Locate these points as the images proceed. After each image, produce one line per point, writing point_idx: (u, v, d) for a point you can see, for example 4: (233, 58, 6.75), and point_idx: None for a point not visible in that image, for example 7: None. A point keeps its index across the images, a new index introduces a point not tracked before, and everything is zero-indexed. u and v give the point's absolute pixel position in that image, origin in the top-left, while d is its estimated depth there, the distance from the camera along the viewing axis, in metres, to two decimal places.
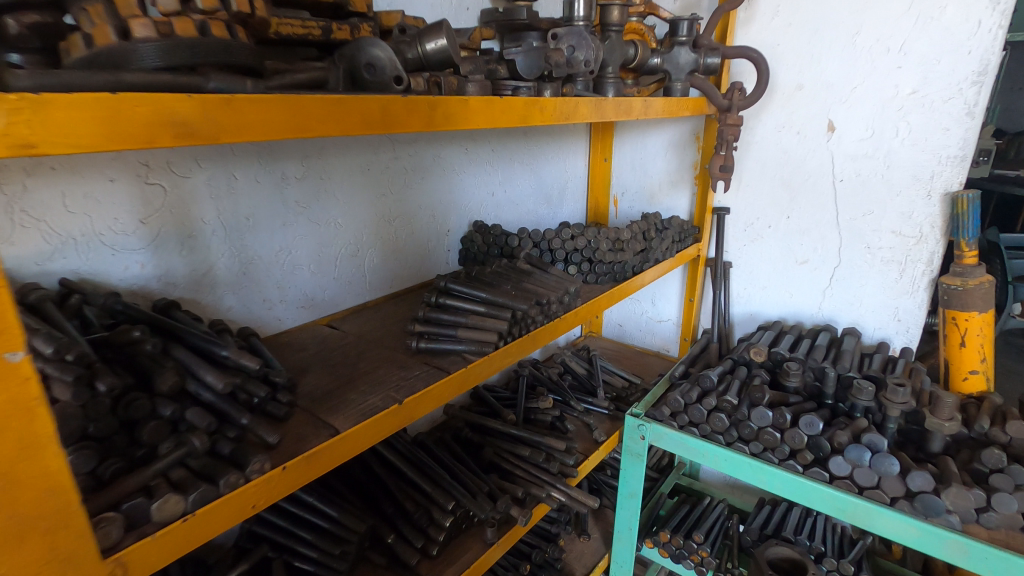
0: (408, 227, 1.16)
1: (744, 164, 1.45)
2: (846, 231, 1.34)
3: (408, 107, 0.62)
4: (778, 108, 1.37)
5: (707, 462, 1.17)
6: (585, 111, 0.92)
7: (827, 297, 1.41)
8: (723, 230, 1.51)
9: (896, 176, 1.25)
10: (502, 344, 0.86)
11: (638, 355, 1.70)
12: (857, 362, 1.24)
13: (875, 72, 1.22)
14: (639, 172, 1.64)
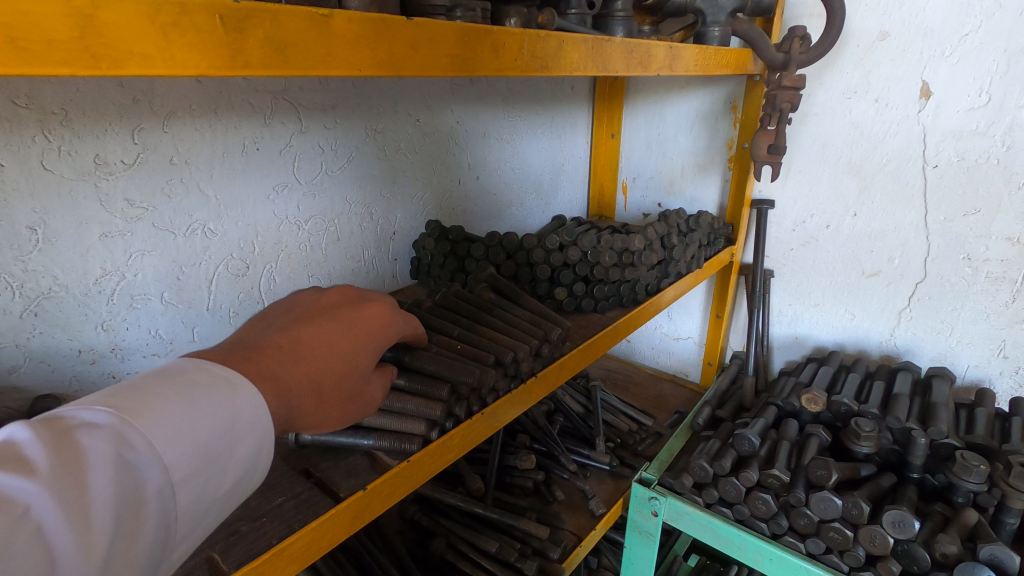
0: (331, 231, 0.83)
1: (797, 143, 1.09)
2: (937, 235, 0.99)
3: (158, 16, 0.28)
4: (849, 66, 1.00)
5: (744, 558, 0.85)
6: (575, 57, 0.56)
7: (902, 321, 1.07)
8: (764, 229, 1.16)
9: (1020, 162, 0.89)
10: (435, 436, 0.53)
11: (649, 381, 1.37)
12: (953, 419, 0.90)
13: (999, 11, 0.86)
14: (656, 151, 1.29)
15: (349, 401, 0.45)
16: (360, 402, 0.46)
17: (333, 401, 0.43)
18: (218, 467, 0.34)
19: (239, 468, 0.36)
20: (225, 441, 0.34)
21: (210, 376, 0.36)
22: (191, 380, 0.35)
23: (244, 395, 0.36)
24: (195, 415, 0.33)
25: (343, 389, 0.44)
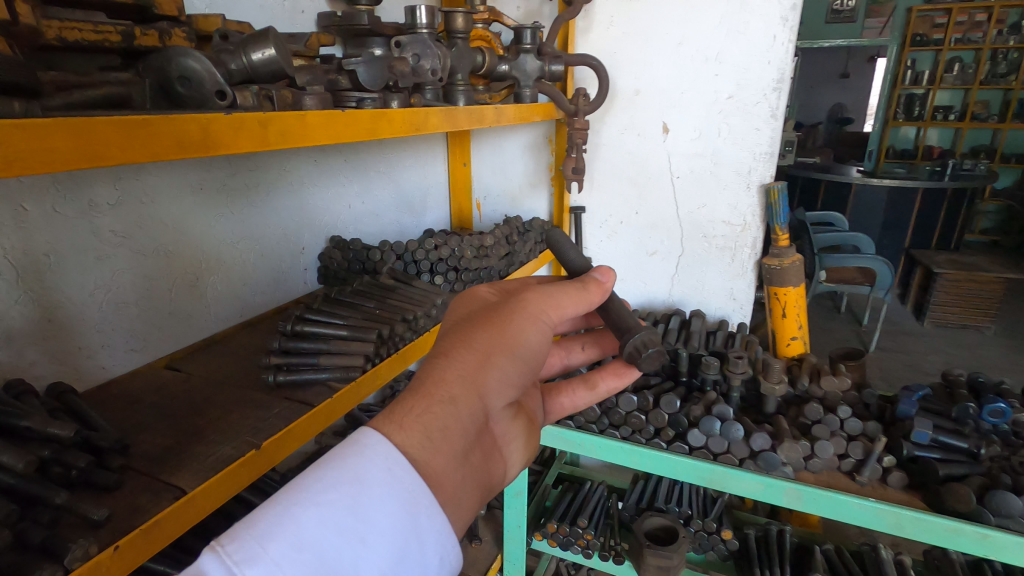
0: (256, 249, 1.07)
1: (595, 165, 1.54)
2: (685, 223, 1.48)
3: (234, 125, 0.56)
4: (619, 112, 1.47)
5: (584, 450, 1.23)
6: (437, 120, 0.90)
7: (675, 284, 1.55)
8: (581, 228, 1.59)
9: (722, 172, 1.41)
10: (371, 366, 0.83)
11: None
12: (704, 341, 1.37)
13: (697, 79, 1.37)
14: (499, 175, 1.67)
15: (479, 324, 0.57)
16: (494, 311, 0.58)
17: (460, 340, 0.56)
18: (360, 549, 0.42)
19: (373, 546, 0.43)
20: (357, 521, 0.43)
21: (340, 465, 0.46)
22: (323, 478, 0.45)
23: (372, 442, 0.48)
24: (313, 514, 0.42)
25: (460, 330, 0.57)
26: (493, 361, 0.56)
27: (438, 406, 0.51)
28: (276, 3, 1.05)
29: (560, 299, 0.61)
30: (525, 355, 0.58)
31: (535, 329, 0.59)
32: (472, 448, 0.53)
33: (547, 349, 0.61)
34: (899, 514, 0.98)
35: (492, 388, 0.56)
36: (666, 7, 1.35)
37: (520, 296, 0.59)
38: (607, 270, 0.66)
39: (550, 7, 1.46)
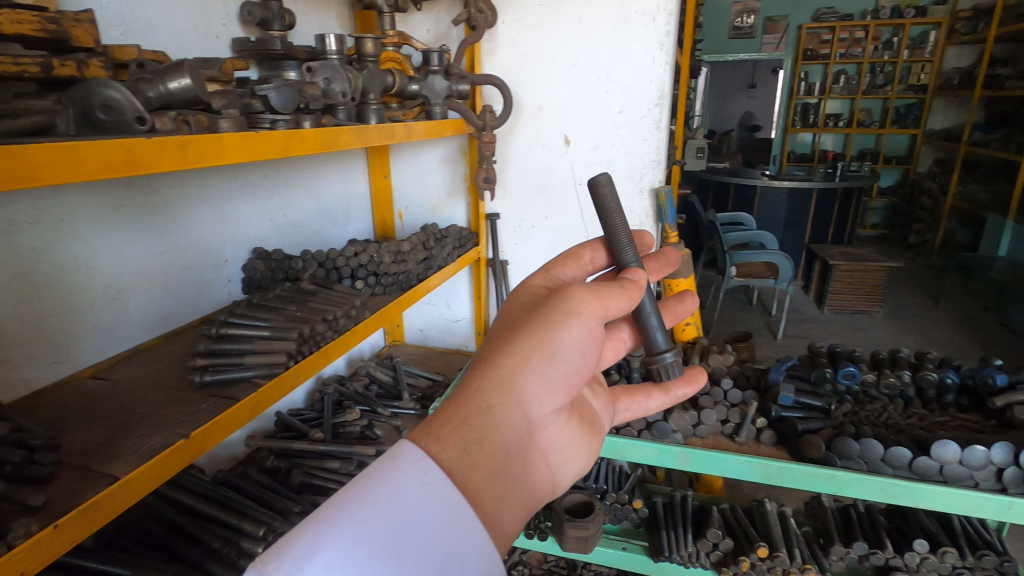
0: (179, 261, 1.12)
1: (506, 175, 1.67)
2: (589, 225, 1.64)
3: (154, 147, 0.64)
4: (526, 126, 1.61)
5: None
6: (348, 138, 1.00)
7: None
8: (496, 233, 1.71)
9: (618, 179, 1.58)
10: (293, 363, 0.90)
11: (440, 355, 1.83)
12: None
13: (591, 96, 1.53)
14: (418, 185, 1.77)
15: (520, 326, 0.53)
16: (535, 311, 0.55)
17: (499, 345, 0.53)
18: (397, 568, 0.40)
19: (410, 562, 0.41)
20: (395, 538, 0.41)
21: (378, 478, 0.44)
22: (363, 490, 0.44)
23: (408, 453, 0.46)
24: (349, 532, 0.40)
25: (500, 335, 0.54)
26: (532, 367, 0.52)
27: (474, 418, 0.48)
28: (190, 29, 1.11)
29: (603, 298, 0.56)
30: (568, 359, 0.54)
31: (581, 329, 0.55)
32: (514, 461, 0.50)
33: (594, 352, 0.56)
34: (768, 465, 1.15)
35: (533, 396, 0.52)
36: (561, 31, 1.50)
37: (561, 295, 0.55)
38: (637, 270, 0.63)
39: (458, 31, 1.58)
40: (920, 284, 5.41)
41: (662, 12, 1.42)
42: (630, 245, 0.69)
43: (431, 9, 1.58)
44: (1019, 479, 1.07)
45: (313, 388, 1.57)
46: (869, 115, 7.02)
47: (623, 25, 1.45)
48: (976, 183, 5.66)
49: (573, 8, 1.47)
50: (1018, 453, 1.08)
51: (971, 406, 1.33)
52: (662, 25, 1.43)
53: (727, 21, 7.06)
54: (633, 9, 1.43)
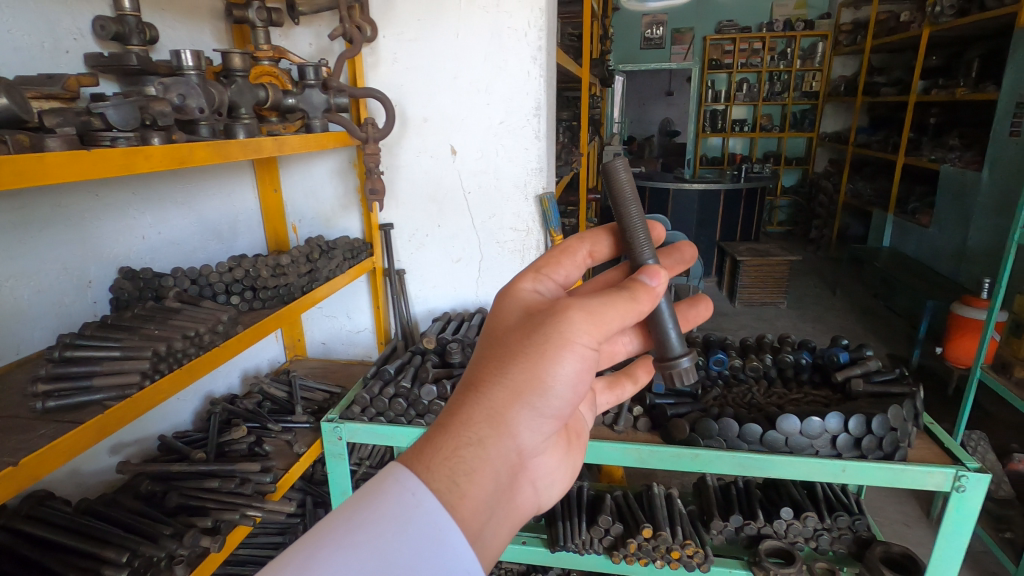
0: (30, 285, 1.07)
1: (397, 185, 1.69)
2: (480, 231, 1.70)
3: None
4: (412, 137, 1.64)
5: (395, 441, 1.38)
6: (205, 153, 1.00)
7: (479, 285, 1.75)
8: (391, 243, 1.73)
9: (504, 186, 1.64)
10: (148, 383, 0.89)
11: (342, 367, 1.82)
12: None
13: (473, 108, 1.59)
14: (311, 198, 1.76)
15: (517, 355, 0.57)
16: (531, 336, 0.57)
17: (493, 373, 0.56)
18: None
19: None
20: (384, 555, 0.44)
21: (369, 499, 0.47)
22: (355, 509, 0.47)
23: (400, 477, 0.49)
24: (340, 549, 0.43)
25: (495, 357, 0.57)
26: (523, 400, 0.56)
27: (466, 449, 0.52)
28: (33, 44, 1.07)
29: (600, 327, 0.58)
30: (557, 391, 0.58)
31: (573, 357, 0.58)
32: (505, 488, 0.55)
33: (583, 381, 0.60)
34: (640, 450, 1.23)
35: (523, 428, 0.56)
36: (439, 46, 1.55)
37: (559, 322, 0.57)
38: (657, 271, 0.65)
39: (339, 44, 1.59)
40: (820, 275, 5.85)
41: (532, 28, 1.50)
42: (646, 242, 0.77)
43: (311, 23, 1.59)
44: (848, 444, 1.22)
45: (202, 409, 1.53)
46: (771, 120, 7.55)
47: (498, 40, 1.52)
48: (863, 182, 6.20)
49: (449, 23, 1.53)
50: (847, 420, 1.22)
51: (817, 378, 1.48)
52: (534, 40, 1.51)
53: (639, 33, 7.51)
54: (506, 25, 1.50)
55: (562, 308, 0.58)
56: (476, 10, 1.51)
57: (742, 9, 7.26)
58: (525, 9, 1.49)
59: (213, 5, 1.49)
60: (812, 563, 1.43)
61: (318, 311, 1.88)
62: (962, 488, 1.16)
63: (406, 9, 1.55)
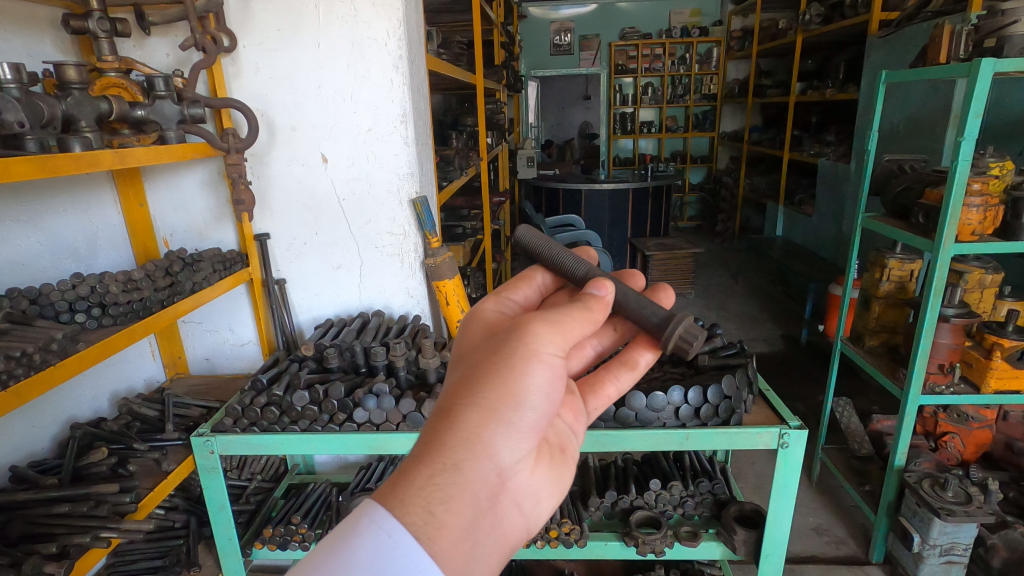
0: None
1: (270, 195, 1.69)
2: (358, 238, 1.72)
3: None
4: (282, 146, 1.65)
5: (269, 449, 1.38)
6: (25, 167, 0.96)
7: (362, 290, 1.78)
8: (268, 253, 1.72)
9: (378, 192, 1.67)
10: None
11: (226, 382, 1.79)
12: (379, 335, 1.62)
13: (340, 116, 1.61)
14: (180, 212, 1.72)
15: (483, 377, 0.62)
16: (494, 356, 0.63)
17: (463, 400, 0.61)
18: None
19: None
20: None
21: (349, 542, 0.53)
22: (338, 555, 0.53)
23: (378, 516, 0.54)
24: None
25: (464, 383, 0.63)
26: (498, 417, 0.61)
27: (444, 475, 0.57)
28: None
29: (558, 336, 0.65)
30: (530, 403, 0.63)
31: (541, 370, 0.64)
32: (485, 509, 0.59)
33: (555, 389, 0.66)
34: None
35: (499, 445, 0.61)
36: (301, 55, 1.57)
37: (521, 338, 0.64)
38: (604, 282, 0.74)
39: (196, 54, 1.57)
40: (724, 266, 6.24)
41: (392, 37, 1.55)
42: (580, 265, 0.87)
43: (165, 33, 1.56)
44: (690, 414, 1.34)
45: (63, 435, 1.46)
46: (676, 121, 7.96)
47: (359, 50, 1.56)
48: (758, 177, 6.67)
49: (309, 33, 1.55)
50: (687, 391, 1.33)
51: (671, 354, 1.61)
52: (394, 49, 1.55)
53: (548, 40, 7.72)
54: (366, 35, 1.54)
55: (523, 326, 0.64)
56: (335, 20, 1.54)
57: (643, 16, 7.60)
58: (384, 19, 1.54)
59: (53, 16, 1.44)
60: (678, 527, 1.56)
61: (197, 326, 1.83)
62: (787, 445, 1.31)
63: (265, 19, 1.55)
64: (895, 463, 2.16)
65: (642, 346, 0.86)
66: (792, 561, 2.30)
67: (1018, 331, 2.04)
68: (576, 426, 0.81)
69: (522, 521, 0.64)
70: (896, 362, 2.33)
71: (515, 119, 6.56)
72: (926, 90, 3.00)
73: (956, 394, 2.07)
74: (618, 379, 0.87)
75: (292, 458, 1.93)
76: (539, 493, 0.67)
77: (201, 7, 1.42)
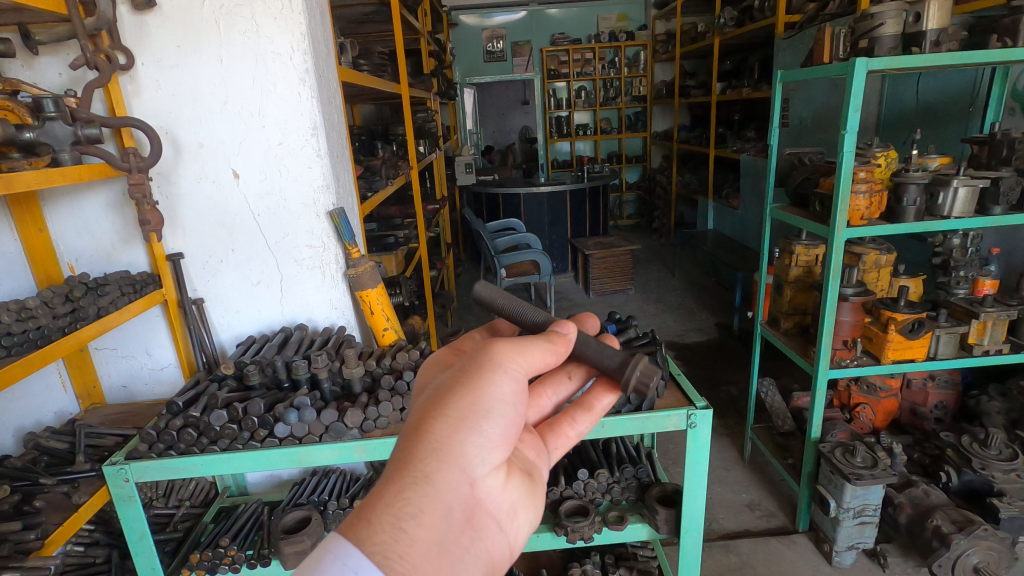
0: None
1: (180, 213, 1.66)
2: (276, 252, 1.71)
3: None
4: (189, 164, 1.62)
5: (188, 472, 1.36)
6: None
7: (284, 305, 1.77)
8: (182, 272, 1.68)
9: (293, 206, 1.67)
10: None
11: (145, 408, 1.73)
12: (301, 348, 1.62)
13: (249, 131, 1.60)
14: (84, 235, 1.67)
15: (450, 392, 0.65)
16: (461, 374, 0.67)
17: (431, 411, 0.64)
18: None
19: None
20: None
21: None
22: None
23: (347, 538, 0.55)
24: None
25: (431, 397, 0.66)
26: (467, 426, 0.63)
27: (415, 487, 0.59)
28: None
29: (520, 354, 0.69)
30: (497, 413, 0.66)
31: (506, 382, 0.67)
32: (458, 519, 0.61)
33: (520, 403, 0.69)
34: None
35: (469, 455, 0.64)
36: (203, 71, 1.55)
37: (483, 356, 0.68)
38: (566, 323, 0.78)
39: (91, 73, 1.53)
40: (662, 261, 6.46)
41: (296, 51, 1.55)
42: (529, 312, 0.90)
43: (56, 52, 1.52)
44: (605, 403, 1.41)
45: None
46: (610, 123, 8.16)
47: (263, 65, 1.55)
48: (689, 173, 6.94)
49: (211, 49, 1.53)
50: None
51: None
52: (300, 63, 1.56)
53: (481, 47, 7.78)
54: (269, 49, 1.54)
55: (486, 344, 0.69)
56: (236, 35, 1.53)
57: (572, 21, 7.76)
58: (287, 33, 1.54)
59: None
60: (607, 513, 1.63)
61: (111, 352, 1.78)
62: (694, 425, 1.39)
63: (162, 36, 1.52)
64: (811, 435, 2.31)
65: (598, 391, 0.87)
66: (726, 537, 2.43)
67: (910, 306, 2.22)
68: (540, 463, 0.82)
69: (499, 537, 0.67)
70: (808, 341, 2.50)
71: (451, 126, 6.58)
72: (825, 87, 3.22)
73: (859, 366, 2.24)
74: (576, 422, 0.88)
75: (222, 480, 1.89)
76: (516, 508, 0.70)
77: (91, 27, 1.37)
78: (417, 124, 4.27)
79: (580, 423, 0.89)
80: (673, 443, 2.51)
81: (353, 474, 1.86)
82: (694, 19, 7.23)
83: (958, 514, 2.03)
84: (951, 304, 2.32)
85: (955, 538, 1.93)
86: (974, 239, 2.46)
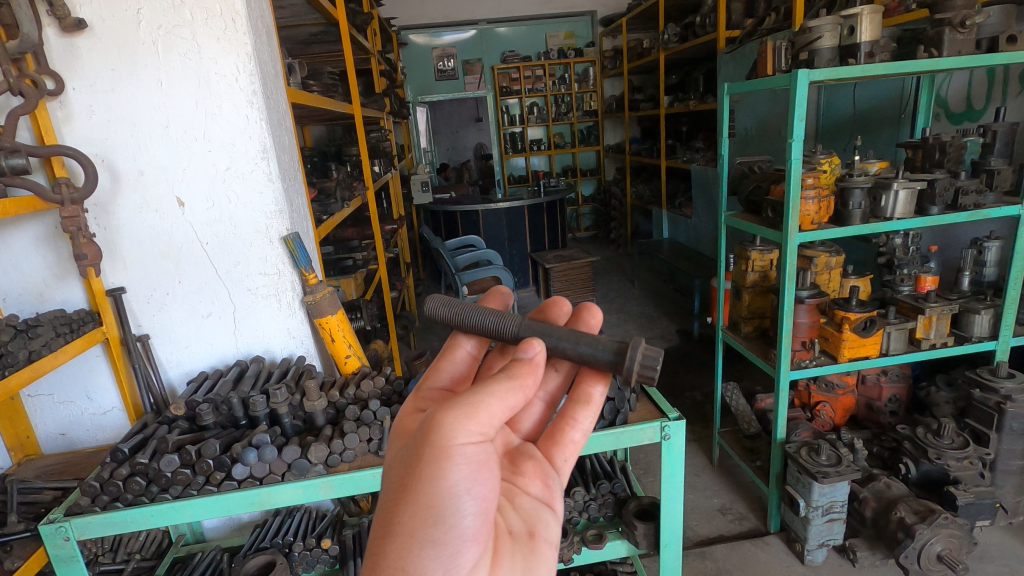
0: None
1: (121, 244, 1.56)
2: (228, 281, 1.62)
3: None
4: (128, 193, 1.53)
5: (138, 524, 1.26)
6: None
7: (237, 337, 1.68)
8: (124, 308, 1.58)
9: (244, 232, 1.59)
10: None
11: (87, 457, 1.61)
12: (259, 382, 1.53)
13: (193, 156, 1.52)
14: (13, 273, 1.55)
15: (397, 495, 0.63)
16: (405, 471, 0.63)
17: (382, 525, 0.63)
18: None
19: None
20: None
21: None
22: None
23: None
24: None
25: (382, 505, 0.64)
26: (420, 540, 0.62)
27: None
28: None
29: (471, 423, 0.63)
30: (448, 509, 0.62)
31: (451, 472, 0.62)
32: None
33: (476, 482, 0.64)
34: None
35: (429, 570, 0.62)
36: (142, 95, 1.47)
37: (421, 444, 0.63)
38: (532, 343, 0.71)
39: (16, 99, 1.43)
40: (620, 271, 6.57)
41: (242, 72, 1.49)
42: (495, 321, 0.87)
43: None
44: None
45: None
46: (564, 138, 8.27)
47: (207, 86, 1.49)
48: (642, 185, 7.11)
49: (149, 71, 1.46)
50: None
51: None
52: (246, 84, 1.50)
53: (432, 66, 7.74)
54: (212, 71, 1.48)
55: (427, 426, 0.63)
56: (177, 57, 1.46)
57: (522, 39, 7.84)
58: (231, 54, 1.48)
59: None
60: (585, 532, 1.61)
61: (47, 399, 1.65)
62: (669, 436, 1.38)
63: (96, 59, 1.44)
64: (777, 437, 2.34)
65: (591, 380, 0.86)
66: (701, 544, 2.43)
67: (861, 304, 2.29)
68: (549, 494, 0.81)
69: None
70: (767, 344, 2.56)
71: (405, 145, 6.50)
72: (767, 98, 3.34)
73: (818, 366, 2.30)
74: (578, 421, 0.87)
75: (176, 528, 1.77)
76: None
77: (14, 49, 1.27)
78: (370, 144, 4.19)
79: (582, 421, 0.88)
80: (644, 453, 2.52)
81: (319, 510, 1.77)
82: (639, 36, 7.44)
83: (919, 504, 2.09)
84: (898, 300, 2.42)
85: (919, 529, 1.98)
86: (914, 238, 2.59)
